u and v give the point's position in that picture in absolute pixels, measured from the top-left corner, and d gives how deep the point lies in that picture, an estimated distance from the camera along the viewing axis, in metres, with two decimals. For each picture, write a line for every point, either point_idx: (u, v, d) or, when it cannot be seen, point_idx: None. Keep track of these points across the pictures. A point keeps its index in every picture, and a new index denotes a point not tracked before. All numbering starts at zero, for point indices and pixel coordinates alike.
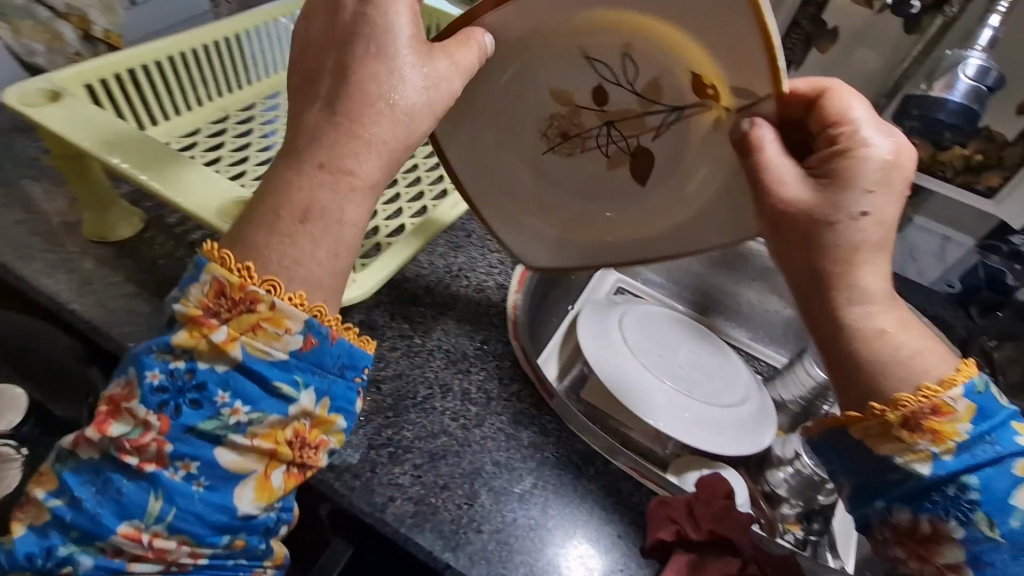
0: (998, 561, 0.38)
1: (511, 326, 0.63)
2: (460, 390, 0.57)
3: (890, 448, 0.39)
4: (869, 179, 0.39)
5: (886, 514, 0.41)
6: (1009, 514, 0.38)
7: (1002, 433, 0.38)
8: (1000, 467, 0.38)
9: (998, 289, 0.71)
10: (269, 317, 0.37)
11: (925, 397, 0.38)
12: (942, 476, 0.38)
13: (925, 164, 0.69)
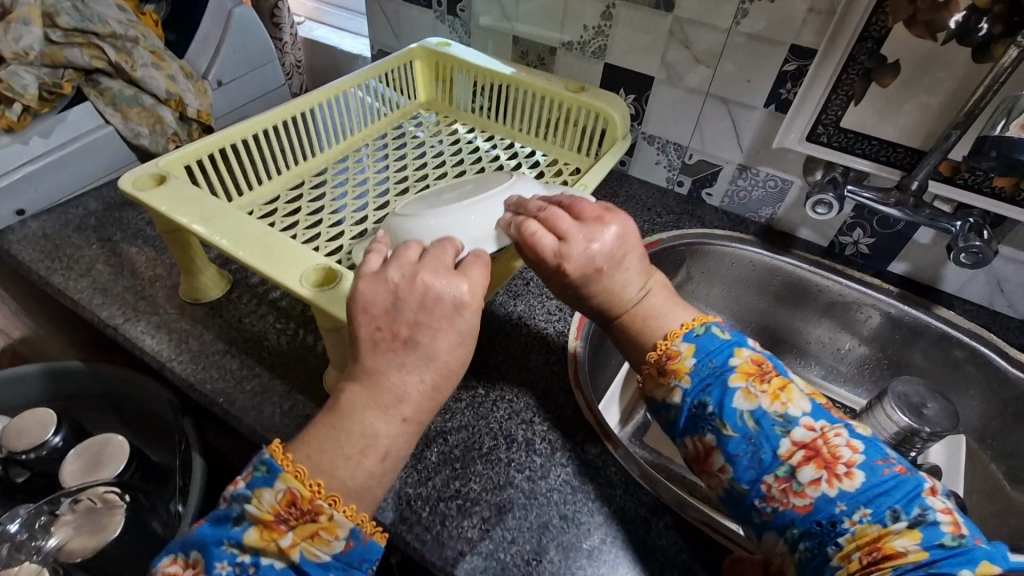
0: (739, 454, 0.46)
1: (572, 374, 0.64)
2: (525, 440, 0.57)
3: (665, 393, 0.51)
4: (608, 245, 0.52)
5: (683, 444, 0.50)
6: (734, 416, 0.46)
7: (719, 357, 0.50)
8: (721, 383, 0.48)
9: None
10: (328, 527, 0.39)
11: (662, 350, 0.52)
12: (690, 401, 0.49)
13: (1008, 195, 0.64)
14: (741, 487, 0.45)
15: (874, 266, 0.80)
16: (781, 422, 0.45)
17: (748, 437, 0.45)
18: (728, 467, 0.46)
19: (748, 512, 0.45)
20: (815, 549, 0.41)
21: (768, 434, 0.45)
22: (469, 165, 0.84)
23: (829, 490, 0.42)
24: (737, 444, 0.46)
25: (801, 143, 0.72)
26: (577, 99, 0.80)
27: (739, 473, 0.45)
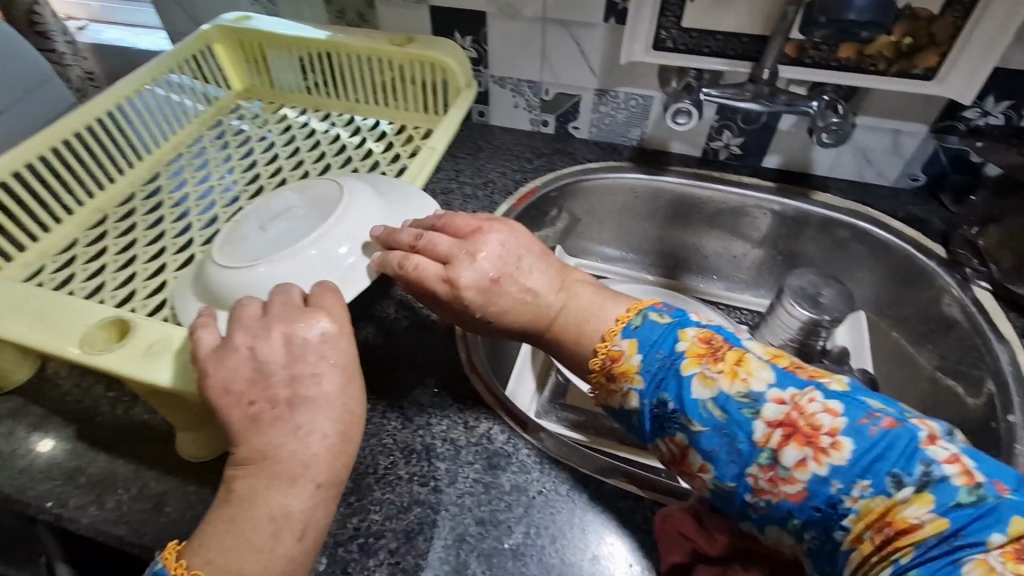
0: (717, 450, 0.39)
1: (464, 359, 0.57)
2: (425, 449, 0.50)
3: (623, 399, 0.44)
4: (493, 252, 0.47)
5: (655, 447, 0.44)
6: (696, 408, 0.40)
7: (665, 345, 0.43)
8: (672, 374, 0.42)
9: (967, 170, 0.69)
10: None
11: (605, 353, 0.45)
12: (649, 401, 0.43)
13: (853, 63, 0.63)
14: (728, 487, 0.39)
15: (749, 165, 0.78)
16: (749, 404, 0.39)
17: (719, 429, 0.39)
18: (708, 466, 0.40)
19: (743, 507, 0.40)
20: (825, 534, 0.37)
21: (738, 421, 0.39)
22: (306, 153, 0.73)
23: (821, 471, 0.36)
24: (712, 439, 0.39)
25: (648, 53, 0.67)
26: (406, 53, 0.71)
27: (722, 471, 0.39)
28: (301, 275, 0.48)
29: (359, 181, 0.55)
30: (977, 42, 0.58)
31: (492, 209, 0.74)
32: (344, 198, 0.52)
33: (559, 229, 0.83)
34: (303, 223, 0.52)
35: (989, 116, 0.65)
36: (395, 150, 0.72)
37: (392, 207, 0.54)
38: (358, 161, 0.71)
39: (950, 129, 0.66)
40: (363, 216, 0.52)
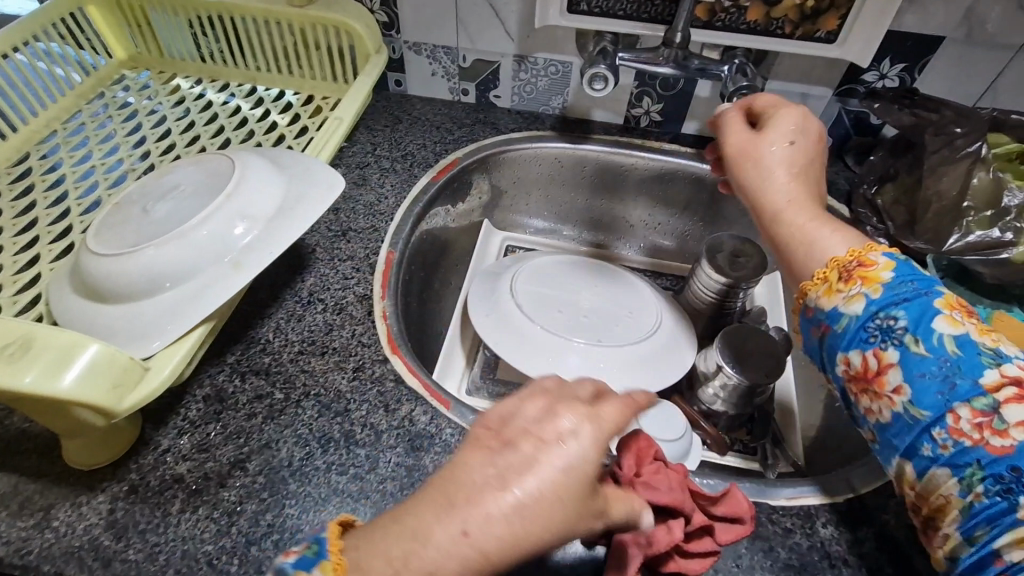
0: (924, 376, 0.36)
1: (384, 340, 0.55)
2: (343, 436, 0.48)
3: (833, 302, 0.41)
4: (790, 131, 0.49)
5: (846, 359, 0.40)
6: (930, 332, 0.36)
7: (922, 280, 0.39)
8: (924, 300, 0.38)
9: (868, 132, 0.73)
10: None
11: (853, 255, 0.41)
12: (874, 312, 0.39)
13: (762, 27, 0.64)
14: (916, 414, 0.36)
15: (668, 132, 0.79)
16: (991, 354, 0.35)
17: (943, 361, 0.36)
18: (906, 388, 0.36)
19: (914, 444, 0.36)
20: (996, 499, 0.32)
21: (971, 361, 0.35)
22: (202, 127, 0.67)
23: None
24: (923, 363, 0.36)
25: (563, 16, 0.66)
26: (306, 15, 0.65)
27: (919, 397, 0.36)
28: (193, 256, 0.43)
29: (260, 157, 0.51)
30: (872, 2, 0.60)
31: (411, 183, 0.71)
32: (236, 176, 0.47)
33: (482, 202, 0.81)
34: (192, 205, 0.46)
35: (886, 79, 0.68)
36: (301, 122, 0.67)
37: (302, 181, 0.50)
38: (261, 135, 0.66)
39: (851, 92, 0.69)
40: (263, 191, 0.47)
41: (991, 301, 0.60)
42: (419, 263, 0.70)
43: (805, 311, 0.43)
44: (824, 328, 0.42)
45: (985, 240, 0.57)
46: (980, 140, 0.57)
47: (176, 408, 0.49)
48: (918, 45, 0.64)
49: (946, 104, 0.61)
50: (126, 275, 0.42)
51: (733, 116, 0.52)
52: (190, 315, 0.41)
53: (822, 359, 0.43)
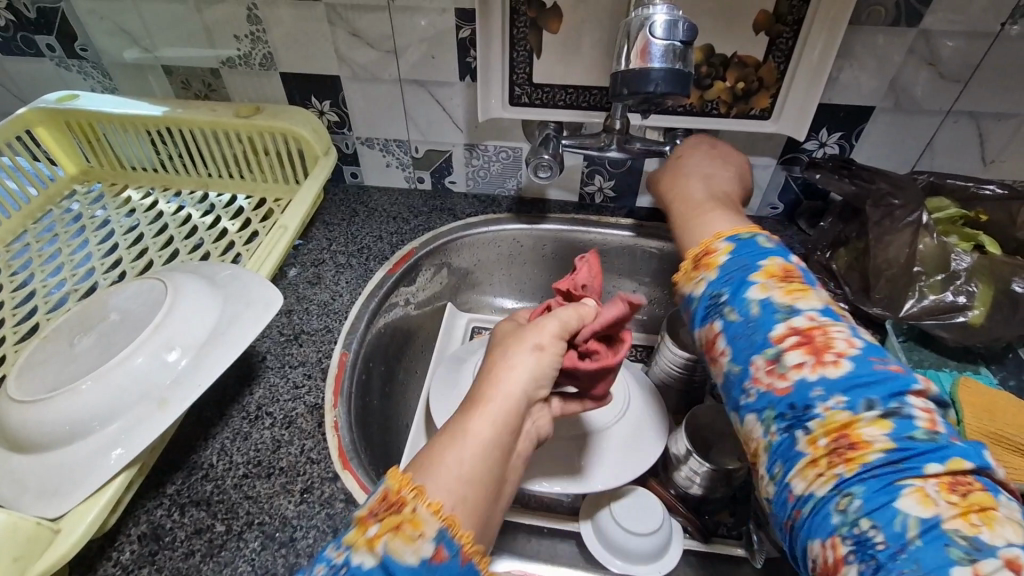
0: (738, 337, 0.41)
1: (335, 455, 0.53)
2: (288, 571, 0.45)
3: (691, 284, 0.47)
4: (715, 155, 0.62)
5: (699, 331, 0.45)
6: (742, 302, 0.41)
7: (750, 255, 0.44)
8: (744, 275, 0.43)
9: (817, 196, 0.74)
10: (412, 519, 0.32)
11: (706, 246, 0.48)
12: (710, 291, 0.44)
13: (698, 109, 0.66)
14: (736, 368, 0.40)
15: (624, 206, 0.80)
16: (784, 310, 0.40)
17: (749, 323, 0.40)
18: (728, 349, 0.41)
19: (736, 396, 0.40)
20: (784, 438, 0.37)
21: (767, 320, 0.40)
22: (150, 239, 0.66)
23: (811, 376, 0.36)
24: (734, 327, 0.41)
25: (506, 108, 0.69)
26: (252, 125, 0.67)
27: (737, 353, 0.41)
28: (114, 398, 0.41)
29: (195, 278, 0.50)
30: (798, 82, 0.62)
31: (367, 278, 0.70)
32: (167, 302, 0.46)
33: (442, 287, 0.81)
34: (120, 338, 0.45)
35: (826, 147, 0.69)
36: (252, 227, 0.67)
37: (239, 300, 0.49)
38: (209, 243, 0.65)
39: (795, 161, 0.71)
40: (196, 317, 0.47)
41: (956, 362, 0.60)
42: (379, 358, 0.68)
43: (677, 296, 0.49)
44: (688, 302, 0.47)
45: (939, 304, 0.57)
46: (919, 209, 0.58)
47: (106, 552, 0.45)
48: (851, 116, 0.66)
49: (881, 172, 0.62)
50: (43, 422, 0.40)
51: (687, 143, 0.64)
52: (111, 461, 0.40)
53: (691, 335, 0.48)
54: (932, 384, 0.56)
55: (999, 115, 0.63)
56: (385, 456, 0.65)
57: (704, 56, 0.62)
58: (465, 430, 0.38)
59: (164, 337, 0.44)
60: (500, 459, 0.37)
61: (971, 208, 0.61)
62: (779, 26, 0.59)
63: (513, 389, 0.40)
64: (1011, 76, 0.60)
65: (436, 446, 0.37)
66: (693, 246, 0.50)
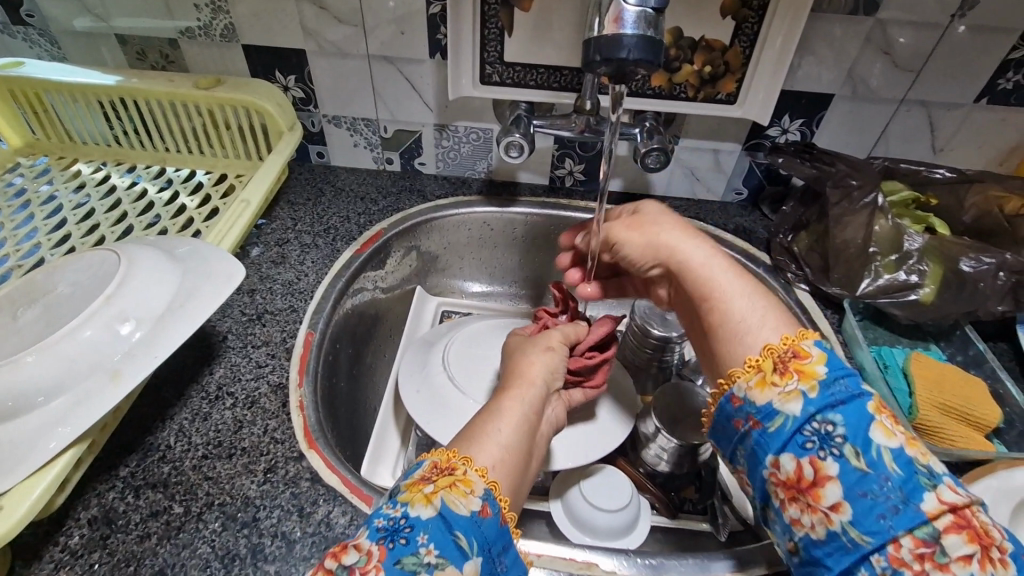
0: (866, 496, 0.34)
1: (300, 435, 0.51)
2: (250, 552, 0.43)
3: (768, 397, 0.39)
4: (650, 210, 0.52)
5: (779, 463, 0.38)
6: (870, 446, 0.35)
7: (852, 380, 0.38)
8: (859, 403, 0.37)
9: (779, 182, 0.76)
10: (464, 479, 0.38)
11: (788, 343, 0.40)
12: (813, 414, 0.37)
13: (667, 92, 0.67)
14: (858, 538, 0.34)
15: (593, 190, 0.80)
16: (926, 472, 0.35)
17: (885, 479, 0.34)
18: (845, 506, 0.35)
19: (851, 567, 0.34)
20: None
21: (911, 482, 0.34)
22: (102, 214, 0.63)
23: (979, 574, 0.31)
24: (863, 481, 0.35)
25: (476, 87, 0.68)
26: (212, 96, 0.65)
27: (859, 518, 0.34)
28: (63, 371, 0.39)
29: (151, 250, 0.48)
30: (763, 67, 0.64)
31: (333, 258, 0.69)
32: (119, 273, 0.44)
33: (411, 269, 0.79)
34: (67, 311, 0.42)
35: (788, 133, 0.71)
36: (211, 202, 0.65)
37: (198, 272, 0.47)
38: (167, 219, 0.62)
39: (759, 146, 0.73)
40: (150, 289, 0.44)
41: (908, 339, 0.63)
42: (346, 339, 0.67)
43: (729, 399, 0.41)
44: (754, 424, 0.39)
45: (894, 283, 0.59)
46: (875, 191, 0.60)
47: (53, 535, 0.43)
48: (813, 103, 0.68)
49: (840, 156, 0.64)
50: None
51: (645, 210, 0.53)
52: (60, 436, 0.38)
53: (747, 456, 0.40)
54: (885, 358, 0.58)
55: (949, 104, 0.66)
56: (352, 439, 0.63)
57: (673, 39, 0.63)
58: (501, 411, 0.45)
59: (115, 310, 0.42)
60: (528, 434, 0.44)
61: (924, 192, 0.64)
62: (745, 11, 0.60)
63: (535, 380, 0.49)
64: (961, 66, 0.63)
65: (477, 423, 0.44)
66: (750, 352, 0.41)
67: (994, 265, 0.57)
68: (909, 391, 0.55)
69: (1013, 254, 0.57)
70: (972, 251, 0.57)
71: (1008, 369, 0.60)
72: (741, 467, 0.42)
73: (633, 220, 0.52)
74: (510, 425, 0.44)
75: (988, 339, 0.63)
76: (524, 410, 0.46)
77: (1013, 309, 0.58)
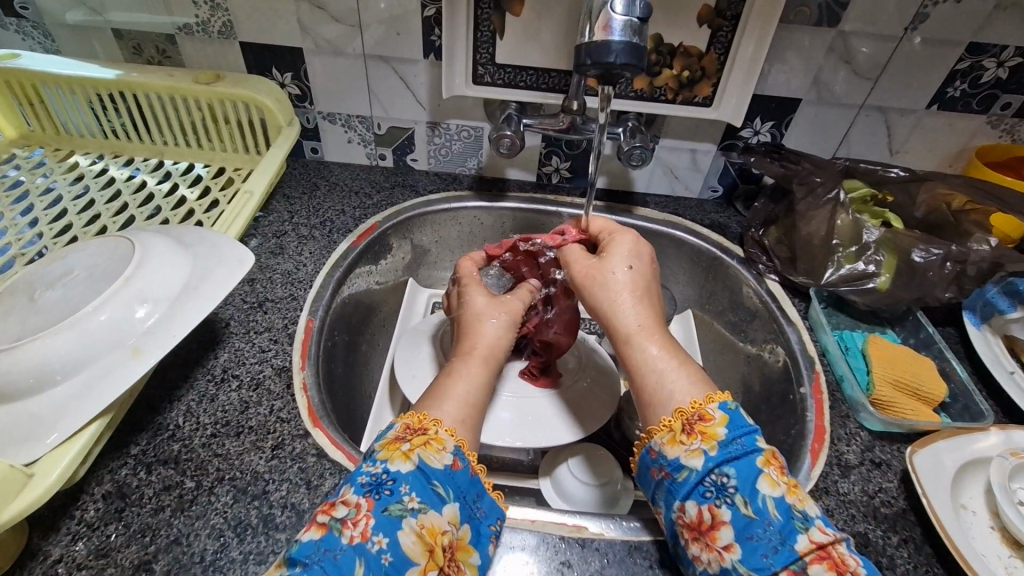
0: (750, 539, 0.38)
1: (305, 414, 0.54)
2: (262, 521, 0.46)
3: (676, 452, 0.42)
4: (627, 256, 0.52)
5: (682, 509, 0.42)
6: (755, 495, 0.39)
7: (748, 437, 0.42)
8: (751, 459, 0.41)
9: (751, 180, 0.81)
10: (437, 437, 0.42)
11: (694, 408, 0.43)
12: (711, 468, 0.41)
13: (648, 94, 0.71)
14: (745, 573, 0.38)
15: (578, 186, 0.84)
16: (800, 517, 0.39)
17: (768, 524, 0.38)
18: (736, 546, 0.39)
19: None
20: None
21: (788, 526, 0.38)
22: (102, 206, 0.65)
23: None
24: (748, 525, 0.39)
25: (468, 87, 0.71)
26: (213, 91, 0.67)
27: (747, 557, 0.38)
28: (86, 348, 0.41)
29: (163, 237, 0.50)
30: (736, 72, 0.68)
31: (330, 249, 0.71)
32: (135, 257, 0.46)
33: (403, 261, 0.82)
34: (83, 294, 0.44)
35: (760, 135, 0.76)
36: (212, 194, 0.67)
37: (209, 257, 0.50)
38: (168, 210, 0.64)
39: (732, 147, 0.78)
40: (166, 272, 0.47)
41: (867, 325, 0.69)
42: (343, 327, 0.69)
43: (646, 451, 0.44)
44: (665, 474, 0.43)
45: (854, 272, 0.65)
46: (837, 188, 0.66)
47: (69, 509, 0.45)
48: (782, 107, 0.74)
49: (806, 156, 0.69)
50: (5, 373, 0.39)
51: (618, 244, 0.53)
52: (86, 408, 0.40)
53: (659, 499, 0.44)
54: (846, 342, 0.64)
55: (902, 110, 0.72)
56: (351, 421, 0.66)
57: (653, 45, 0.68)
58: (456, 371, 0.49)
59: (132, 291, 0.44)
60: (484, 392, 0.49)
61: (880, 190, 0.71)
62: (720, 21, 0.65)
63: (490, 333, 0.53)
64: (913, 75, 0.69)
65: (437, 385, 0.48)
66: (668, 416, 0.44)
67: (941, 255, 0.62)
68: (867, 369, 0.61)
69: (958, 245, 0.63)
70: (922, 242, 0.63)
71: (955, 350, 0.66)
72: (654, 512, 0.45)
73: (587, 274, 0.52)
74: (468, 390, 0.48)
75: (938, 323, 0.69)
76: (479, 365, 0.50)
77: (958, 295, 0.65)
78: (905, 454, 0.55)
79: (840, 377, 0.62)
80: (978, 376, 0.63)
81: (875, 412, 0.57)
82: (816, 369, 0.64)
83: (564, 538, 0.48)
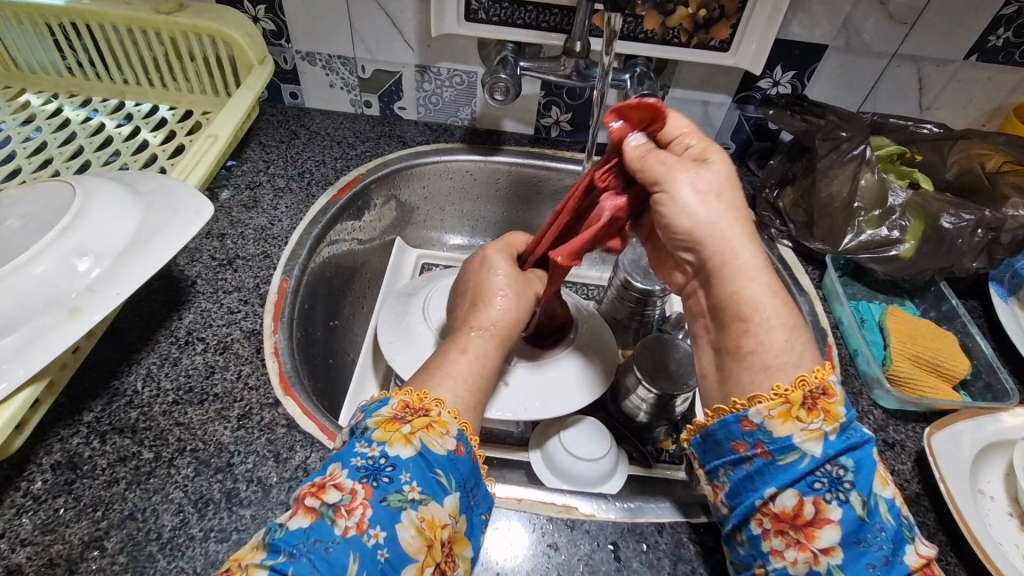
0: (860, 545, 0.36)
1: (275, 381, 0.50)
2: (225, 496, 0.42)
3: (788, 430, 0.37)
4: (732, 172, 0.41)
5: (774, 497, 0.37)
6: (872, 497, 0.36)
7: (861, 427, 0.38)
8: (868, 450, 0.37)
9: (767, 137, 0.75)
10: (440, 419, 0.38)
11: (818, 378, 0.38)
12: (830, 457, 0.36)
13: (659, 36, 0.64)
14: None
15: (579, 141, 0.78)
16: (907, 526, 0.37)
17: (881, 531, 0.36)
18: (837, 550, 0.36)
19: None
20: None
21: (899, 535, 0.36)
22: (55, 148, 0.59)
23: None
24: (860, 530, 0.36)
25: (461, 24, 0.64)
26: (174, 22, 0.60)
27: (849, 564, 0.35)
28: (19, 305, 0.37)
29: (112, 183, 0.45)
30: (758, 13, 0.61)
31: (309, 203, 0.66)
32: (78, 204, 0.41)
33: (389, 218, 0.77)
34: (13, 247, 0.39)
35: (779, 86, 0.70)
36: (177, 139, 0.61)
37: (166, 206, 0.45)
38: (128, 155, 0.59)
39: (748, 99, 0.71)
40: (111, 222, 0.42)
41: (885, 295, 0.64)
42: (323, 288, 0.65)
43: (739, 420, 0.38)
44: (761, 452, 0.38)
45: (876, 238, 0.60)
46: (863, 144, 0.60)
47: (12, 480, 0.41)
48: (806, 55, 0.67)
49: (830, 109, 0.63)
50: None
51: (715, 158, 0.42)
52: (20, 371, 0.36)
53: (736, 477, 0.39)
54: (862, 313, 0.60)
55: (939, 61, 0.66)
56: (331, 387, 0.62)
57: None
58: (466, 346, 0.45)
59: (72, 243, 0.40)
60: (490, 371, 0.44)
61: (909, 148, 0.65)
62: None
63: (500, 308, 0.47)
64: (954, 21, 0.62)
65: (441, 358, 0.44)
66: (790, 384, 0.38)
67: (973, 221, 0.58)
68: (884, 344, 0.57)
69: (992, 211, 0.58)
70: (952, 207, 0.59)
71: (976, 323, 0.62)
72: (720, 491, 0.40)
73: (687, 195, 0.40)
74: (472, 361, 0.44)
75: (961, 295, 0.64)
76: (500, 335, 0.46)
77: (986, 266, 0.60)
78: (920, 435, 0.52)
79: (854, 351, 0.58)
80: (1001, 352, 0.59)
81: (891, 390, 0.53)
82: (827, 342, 0.59)
83: (552, 520, 0.44)
